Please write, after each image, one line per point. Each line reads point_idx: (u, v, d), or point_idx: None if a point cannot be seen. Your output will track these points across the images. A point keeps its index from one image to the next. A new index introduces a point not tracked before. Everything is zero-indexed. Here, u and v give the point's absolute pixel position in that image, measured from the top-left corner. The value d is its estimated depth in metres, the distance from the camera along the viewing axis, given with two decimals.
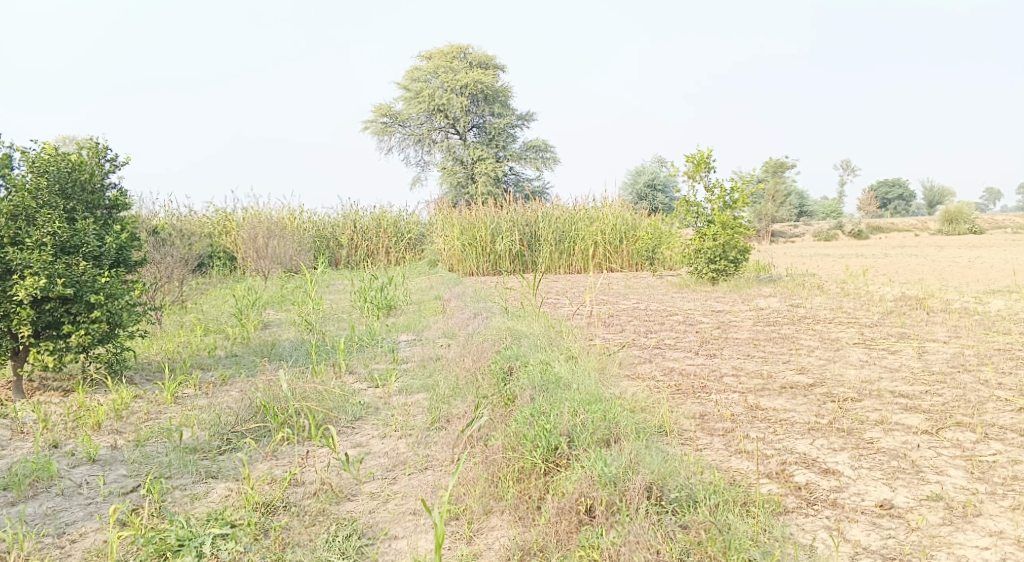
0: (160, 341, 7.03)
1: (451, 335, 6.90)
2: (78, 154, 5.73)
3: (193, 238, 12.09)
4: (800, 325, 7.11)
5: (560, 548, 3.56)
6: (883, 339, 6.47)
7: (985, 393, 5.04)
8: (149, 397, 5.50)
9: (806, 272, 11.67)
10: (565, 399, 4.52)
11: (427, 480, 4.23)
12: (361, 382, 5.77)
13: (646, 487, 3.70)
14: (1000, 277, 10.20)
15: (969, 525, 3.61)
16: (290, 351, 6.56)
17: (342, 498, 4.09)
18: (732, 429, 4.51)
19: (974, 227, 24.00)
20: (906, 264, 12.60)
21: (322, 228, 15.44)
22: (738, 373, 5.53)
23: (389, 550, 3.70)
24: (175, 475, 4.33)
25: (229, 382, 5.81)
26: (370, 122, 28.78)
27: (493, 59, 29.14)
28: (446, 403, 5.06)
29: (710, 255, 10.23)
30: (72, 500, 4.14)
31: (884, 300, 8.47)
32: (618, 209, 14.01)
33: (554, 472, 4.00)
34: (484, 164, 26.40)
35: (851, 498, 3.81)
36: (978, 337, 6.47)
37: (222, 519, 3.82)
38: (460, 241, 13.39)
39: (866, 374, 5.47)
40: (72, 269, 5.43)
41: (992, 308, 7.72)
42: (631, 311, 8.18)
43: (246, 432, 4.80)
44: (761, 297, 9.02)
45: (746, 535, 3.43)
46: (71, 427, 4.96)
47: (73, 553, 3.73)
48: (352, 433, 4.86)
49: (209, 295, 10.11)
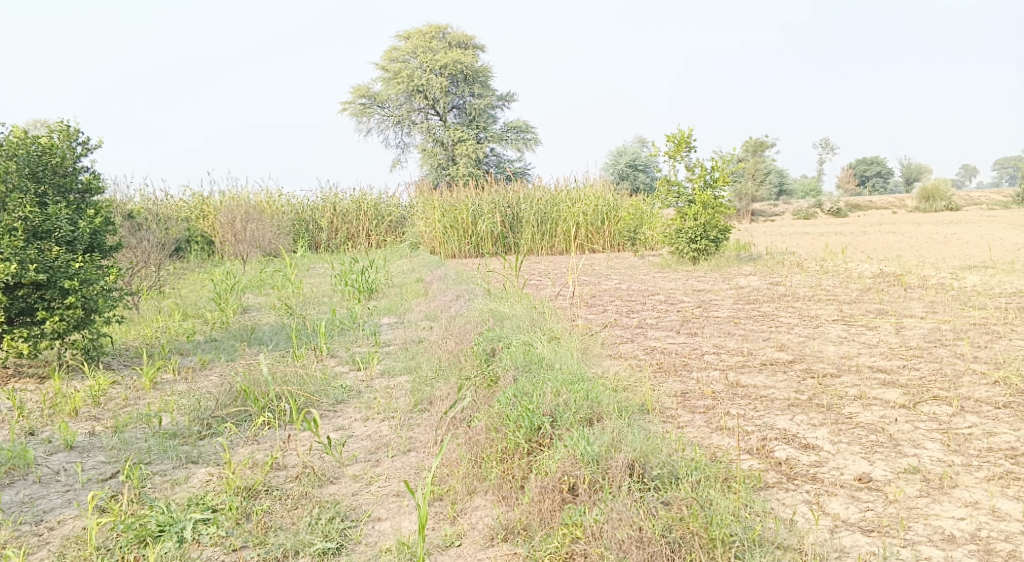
0: (138, 326, 6.96)
1: (433, 317, 6.88)
2: (48, 137, 5.62)
3: (170, 223, 11.96)
4: (780, 303, 7.15)
5: (543, 526, 3.57)
6: (862, 315, 6.52)
7: (961, 367, 5.10)
8: (127, 383, 5.45)
9: (785, 250, 11.74)
10: (548, 379, 4.52)
11: (410, 462, 4.23)
12: (343, 365, 5.76)
13: (628, 465, 3.72)
14: (977, 253, 10.29)
15: (946, 497, 3.66)
16: (270, 335, 6.51)
17: (324, 481, 4.08)
18: (713, 407, 4.53)
19: (950, 204, 24.22)
20: (884, 241, 12.70)
21: (301, 211, 15.34)
22: (719, 351, 5.56)
23: (372, 532, 3.69)
24: (154, 461, 4.29)
25: (208, 366, 5.77)
26: (349, 104, 28.55)
27: (472, 39, 28.96)
28: (428, 385, 5.06)
29: (691, 234, 10.27)
30: (50, 487, 4.10)
31: (862, 277, 8.53)
32: (599, 189, 14.01)
33: (536, 451, 4.01)
34: (464, 145, 26.26)
35: (831, 472, 3.85)
36: (954, 312, 6.54)
37: (204, 504, 3.81)
38: (441, 224, 13.35)
39: (844, 350, 5.51)
40: (44, 254, 5.35)
41: (968, 284, 7.80)
42: (613, 291, 8.19)
43: (226, 416, 4.77)
44: (742, 275, 9.06)
45: (728, 511, 3.45)
46: (47, 414, 4.90)
47: (51, 541, 3.69)
48: (334, 416, 4.84)
49: (188, 280, 10.02)
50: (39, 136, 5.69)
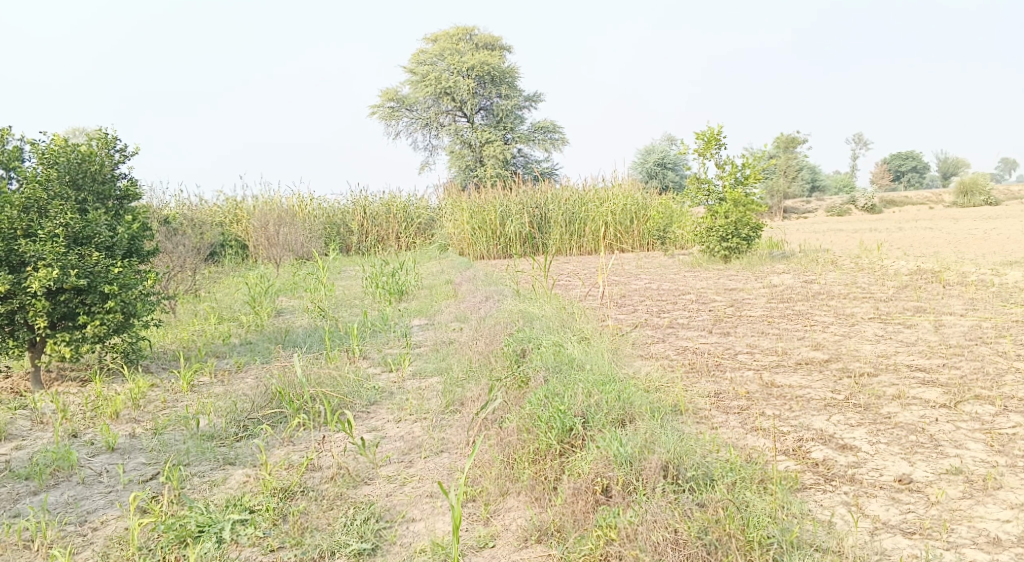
0: (174, 329, 7.06)
1: (464, 318, 6.90)
2: (87, 145, 5.74)
3: (204, 227, 12.11)
4: (815, 301, 7.07)
5: (577, 528, 3.56)
6: (899, 313, 6.42)
7: (1003, 365, 5.00)
8: (165, 385, 5.54)
9: (819, 247, 11.59)
10: (579, 380, 4.51)
11: (443, 463, 4.25)
12: (375, 367, 5.79)
13: (662, 467, 3.70)
14: (1017, 248, 10.08)
15: (990, 498, 3.59)
16: (303, 337, 6.58)
17: (359, 482, 4.11)
18: (747, 407, 4.49)
19: (988, 199, 23.77)
20: (920, 238, 12.49)
21: (332, 214, 15.47)
22: (753, 351, 5.51)
23: (407, 533, 3.71)
24: (193, 462, 4.35)
25: (244, 369, 5.84)
26: (377, 107, 28.73)
27: (499, 40, 29.00)
28: (460, 386, 5.08)
29: (722, 233, 10.19)
30: (92, 488, 4.18)
31: (898, 275, 8.40)
32: (628, 188, 13.94)
33: (569, 452, 4.00)
34: (492, 146, 26.29)
35: (869, 473, 3.80)
36: (994, 310, 6.42)
37: (241, 505, 3.85)
38: (470, 225, 13.38)
39: (882, 348, 5.43)
40: (85, 260, 5.44)
41: (1009, 280, 7.65)
42: (643, 291, 8.15)
43: (262, 418, 4.82)
44: (775, 274, 8.97)
45: (765, 513, 3.41)
46: (89, 416, 4.99)
47: (95, 541, 3.76)
48: (368, 417, 4.87)
49: (222, 284, 10.14)
50: (78, 143, 5.79)
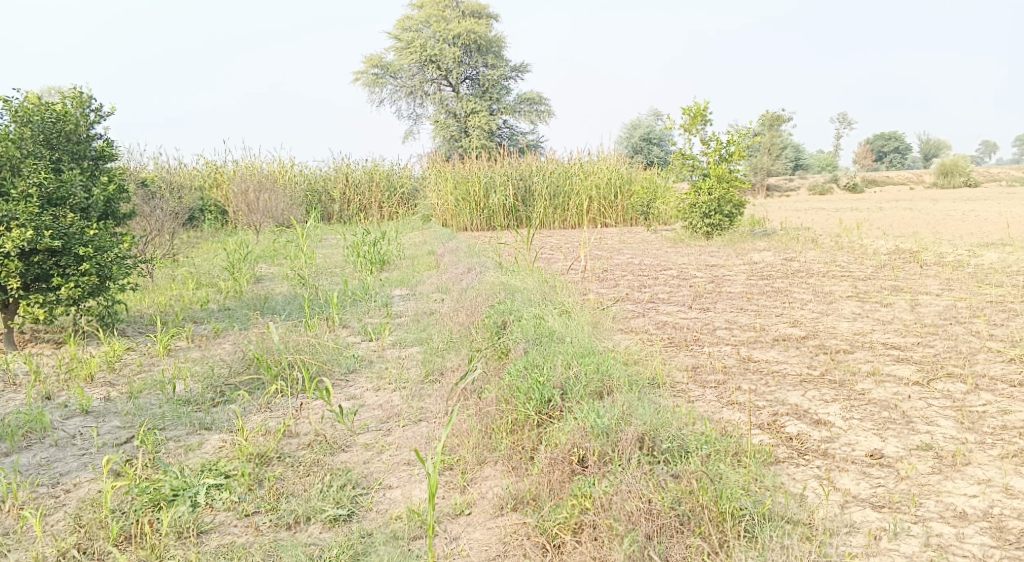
0: (151, 294, 7.00)
1: (446, 289, 6.89)
2: (62, 104, 5.64)
3: (183, 192, 11.99)
4: (794, 279, 7.12)
5: (552, 497, 3.58)
6: (876, 292, 6.48)
7: (976, 344, 5.07)
8: (141, 349, 5.50)
9: (799, 225, 11.68)
10: (559, 352, 4.53)
11: (421, 431, 4.25)
12: (356, 336, 5.77)
13: (638, 438, 3.72)
14: (993, 230, 10.18)
15: (958, 474, 3.65)
16: (282, 305, 6.55)
17: (336, 449, 4.10)
18: (724, 381, 4.53)
19: (968, 180, 23.97)
20: (898, 218, 12.58)
21: (313, 181, 15.36)
22: (731, 326, 5.54)
23: (384, 499, 3.72)
24: (168, 427, 4.33)
25: (222, 334, 5.81)
26: (361, 73, 28.42)
27: (486, 8, 28.77)
28: (440, 357, 5.09)
29: (705, 209, 10.22)
30: (65, 451, 4.15)
31: (877, 254, 8.46)
32: (613, 162, 13.91)
33: (547, 423, 4.02)
34: (478, 117, 26.11)
35: (842, 448, 3.84)
36: (969, 290, 6.50)
37: (216, 470, 3.85)
38: (454, 196, 13.29)
39: (858, 326, 5.48)
40: (58, 221, 5.37)
41: (984, 261, 7.73)
42: (624, 265, 8.17)
43: (239, 384, 4.80)
44: (755, 251, 9.01)
45: (738, 485, 3.44)
46: (62, 379, 4.95)
47: (66, 503, 3.75)
48: (347, 386, 4.86)
49: (201, 249, 10.05)
50: (53, 102, 5.70)
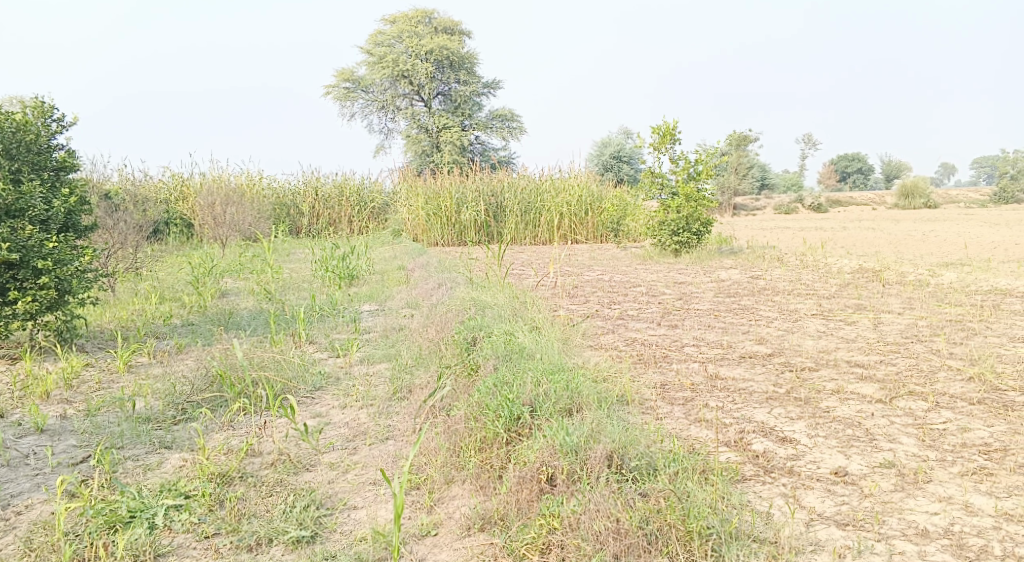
0: (112, 308, 6.85)
1: (415, 305, 6.83)
2: (22, 113, 5.51)
3: (148, 204, 11.81)
4: (760, 297, 7.17)
5: (520, 517, 3.54)
6: (840, 310, 6.54)
7: (937, 362, 5.13)
8: (100, 365, 5.37)
9: (766, 244, 11.79)
10: (528, 369, 4.49)
11: (388, 450, 4.18)
12: (323, 352, 5.69)
13: (606, 456, 3.69)
14: (953, 250, 10.36)
15: (920, 491, 3.67)
16: (248, 320, 6.44)
17: (300, 468, 4.03)
18: (692, 398, 4.52)
19: (929, 202, 24.40)
20: (861, 237, 12.78)
21: (282, 195, 15.22)
22: (699, 344, 5.55)
23: (348, 520, 3.65)
24: (127, 445, 4.22)
25: (184, 350, 5.69)
26: (332, 87, 28.33)
27: (459, 24, 28.87)
28: (408, 373, 5.03)
29: (674, 227, 10.27)
30: (18, 471, 4.03)
31: (841, 273, 8.56)
32: (584, 179, 13.95)
33: (516, 441, 3.97)
34: (449, 133, 26.10)
35: (808, 465, 3.85)
36: (930, 308, 6.59)
37: (176, 490, 3.76)
38: (424, 211, 13.24)
39: (823, 344, 5.52)
40: (17, 233, 5.25)
41: (945, 280, 7.85)
42: (595, 282, 8.18)
43: (201, 401, 4.69)
44: (723, 268, 9.06)
45: (705, 503, 3.42)
46: (17, 396, 4.82)
47: (18, 526, 3.63)
48: (312, 403, 4.78)
49: (166, 262, 9.89)
50: (13, 111, 5.57)
